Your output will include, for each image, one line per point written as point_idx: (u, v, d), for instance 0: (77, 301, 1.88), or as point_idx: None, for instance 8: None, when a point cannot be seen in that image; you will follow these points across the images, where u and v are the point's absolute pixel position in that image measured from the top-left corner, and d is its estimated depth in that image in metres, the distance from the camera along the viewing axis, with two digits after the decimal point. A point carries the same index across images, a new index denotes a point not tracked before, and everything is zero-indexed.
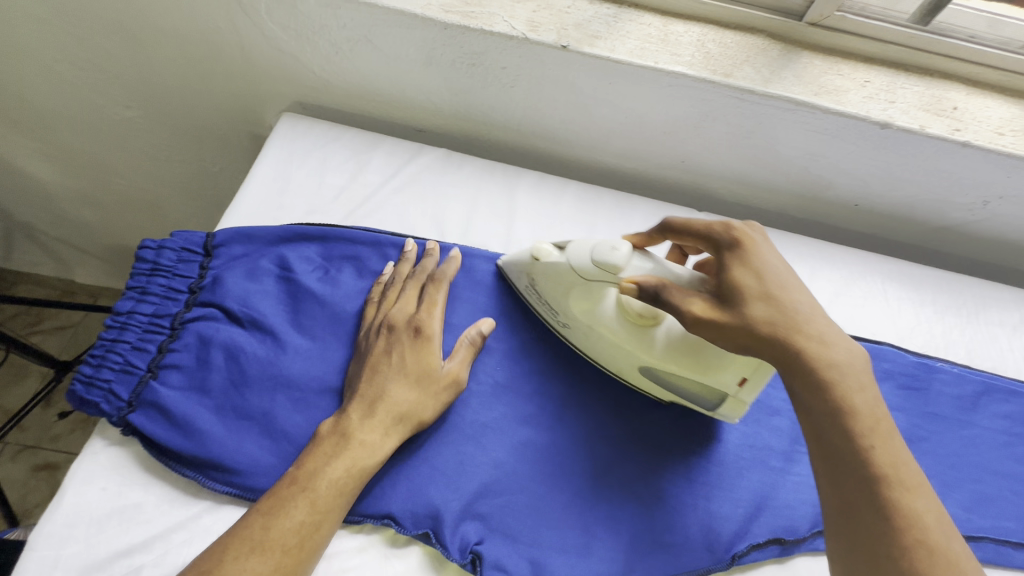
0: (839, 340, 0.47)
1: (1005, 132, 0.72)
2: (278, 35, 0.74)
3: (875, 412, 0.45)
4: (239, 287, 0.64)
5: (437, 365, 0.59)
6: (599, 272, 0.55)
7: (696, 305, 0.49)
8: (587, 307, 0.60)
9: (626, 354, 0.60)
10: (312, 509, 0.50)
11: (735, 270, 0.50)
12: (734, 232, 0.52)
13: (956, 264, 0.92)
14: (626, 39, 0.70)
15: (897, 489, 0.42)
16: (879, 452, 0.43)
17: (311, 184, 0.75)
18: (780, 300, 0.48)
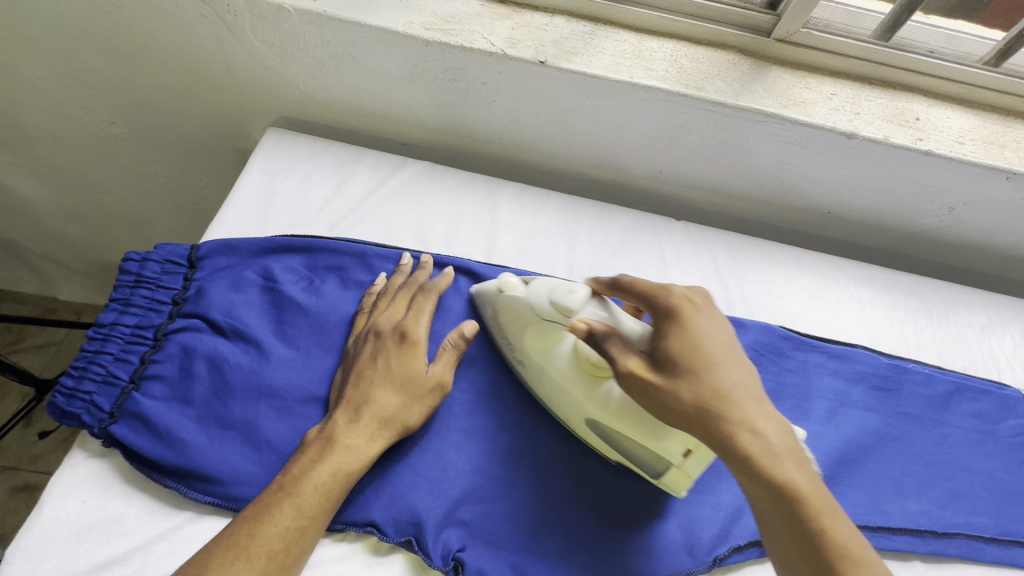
0: (767, 416, 0.46)
1: (965, 141, 0.77)
2: (263, 53, 0.74)
3: (812, 485, 0.44)
4: (223, 298, 0.59)
5: (420, 371, 0.57)
6: (553, 313, 0.55)
7: (630, 360, 0.50)
8: (541, 347, 0.57)
9: (575, 404, 0.55)
10: (298, 513, 0.47)
11: (671, 336, 0.50)
12: (675, 297, 0.52)
13: (926, 267, 0.98)
14: (602, 56, 0.74)
15: (850, 564, 0.40)
16: (829, 527, 0.42)
17: (296, 196, 0.72)
18: (704, 374, 0.47)
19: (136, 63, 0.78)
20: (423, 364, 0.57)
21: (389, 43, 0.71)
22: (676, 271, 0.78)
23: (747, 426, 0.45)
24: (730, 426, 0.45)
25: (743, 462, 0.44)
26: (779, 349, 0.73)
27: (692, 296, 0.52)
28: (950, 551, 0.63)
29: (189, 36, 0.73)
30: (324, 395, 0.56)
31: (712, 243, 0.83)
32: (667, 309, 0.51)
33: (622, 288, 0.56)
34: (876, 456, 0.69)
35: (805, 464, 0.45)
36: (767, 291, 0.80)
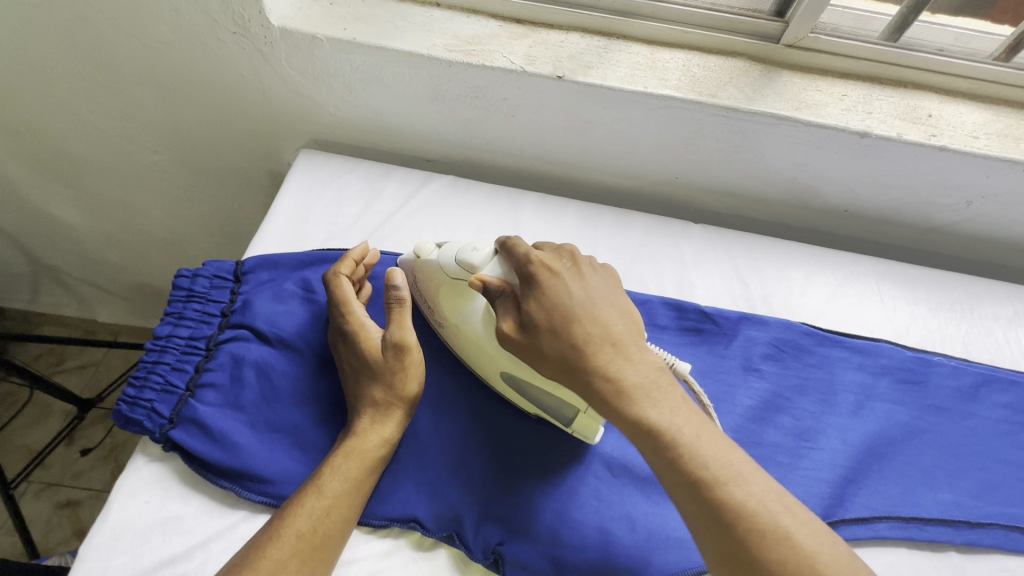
0: (625, 361, 0.50)
1: (980, 135, 0.79)
2: (296, 79, 0.79)
3: (673, 417, 0.47)
4: (268, 309, 0.62)
5: (382, 354, 0.57)
6: (462, 272, 0.56)
7: (506, 321, 0.53)
8: (457, 309, 0.59)
9: (489, 359, 0.58)
10: (320, 496, 0.50)
11: (534, 301, 0.52)
12: (531, 265, 0.54)
13: (948, 262, 0.98)
14: (617, 68, 0.77)
15: (714, 485, 0.44)
16: (701, 452, 0.46)
17: (330, 213, 0.76)
18: (564, 333, 0.51)
19: (177, 95, 0.84)
20: (370, 346, 0.57)
21: (413, 65, 0.75)
22: (695, 273, 0.80)
23: (605, 372, 0.49)
24: (595, 375, 0.49)
25: (611, 406, 0.49)
26: (803, 345, 0.74)
27: (552, 259, 0.55)
28: (985, 541, 0.63)
29: (226, 67, 0.78)
30: None
31: (731, 244, 0.84)
32: (525, 277, 0.54)
33: (507, 250, 0.56)
34: (905, 448, 0.69)
35: (667, 398, 0.49)
36: (787, 289, 0.81)
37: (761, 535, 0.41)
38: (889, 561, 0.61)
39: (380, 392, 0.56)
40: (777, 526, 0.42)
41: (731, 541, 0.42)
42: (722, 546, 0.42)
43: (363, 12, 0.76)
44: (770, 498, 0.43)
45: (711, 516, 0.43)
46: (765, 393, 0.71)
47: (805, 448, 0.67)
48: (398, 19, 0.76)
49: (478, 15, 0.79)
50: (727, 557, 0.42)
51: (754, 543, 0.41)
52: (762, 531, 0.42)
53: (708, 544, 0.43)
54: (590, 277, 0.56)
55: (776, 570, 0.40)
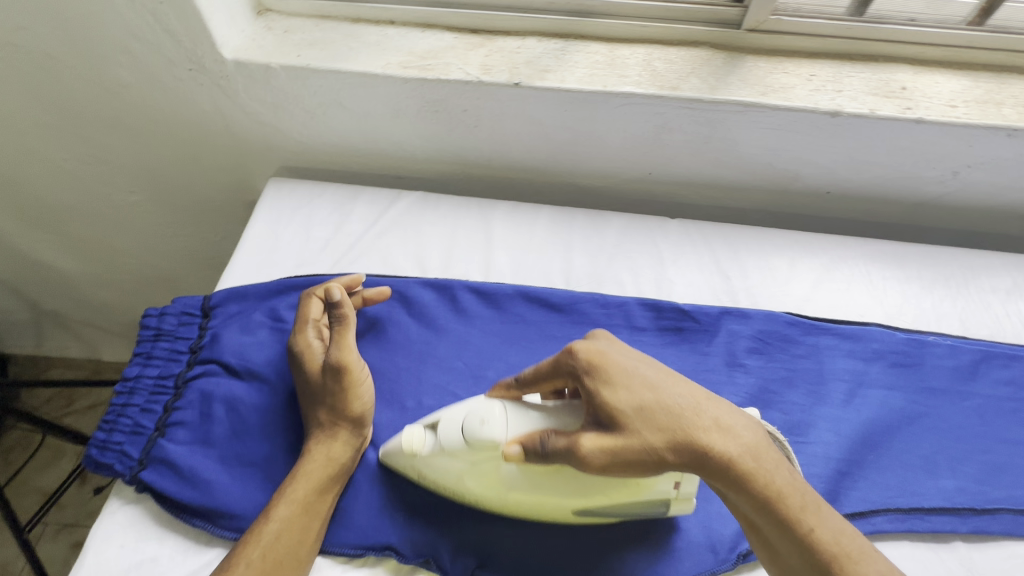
0: (734, 423, 0.46)
1: (958, 104, 0.76)
2: (258, 109, 0.79)
3: (794, 487, 0.45)
4: (236, 342, 0.62)
5: (327, 377, 0.57)
6: (479, 448, 0.50)
7: (583, 436, 0.46)
8: (489, 482, 0.52)
9: (554, 504, 0.53)
10: (269, 522, 0.51)
11: (604, 392, 0.48)
12: (580, 357, 0.50)
13: (943, 235, 0.94)
14: (575, 69, 0.76)
15: (848, 563, 0.42)
16: (818, 535, 0.43)
17: (299, 239, 0.76)
18: (659, 406, 0.46)
19: (146, 135, 0.85)
20: (314, 366, 0.58)
21: (370, 85, 0.75)
22: (674, 269, 0.78)
23: (722, 440, 0.45)
24: (711, 448, 0.44)
25: (733, 478, 0.44)
26: (788, 335, 0.72)
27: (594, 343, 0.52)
28: (993, 527, 0.60)
29: (189, 103, 0.79)
30: None
31: (710, 237, 0.82)
32: (584, 367, 0.50)
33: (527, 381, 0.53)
34: (902, 435, 0.66)
35: (780, 461, 0.46)
36: (771, 278, 0.79)
37: None
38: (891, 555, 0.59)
39: (326, 414, 0.56)
40: None
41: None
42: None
43: (317, 37, 0.76)
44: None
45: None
46: (752, 388, 0.69)
47: (796, 444, 0.65)
48: (352, 41, 0.76)
49: (433, 29, 0.79)
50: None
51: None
52: None
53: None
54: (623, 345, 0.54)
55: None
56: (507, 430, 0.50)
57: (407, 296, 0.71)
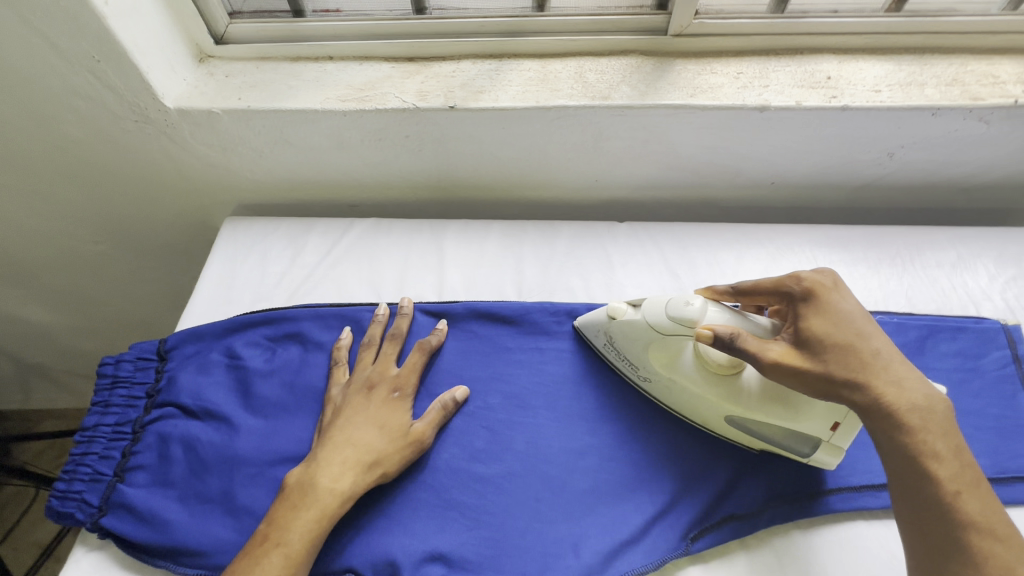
0: (915, 383, 0.49)
1: (882, 88, 0.78)
2: (207, 152, 0.82)
3: (954, 457, 0.47)
4: (192, 383, 0.64)
5: (408, 421, 0.62)
6: (676, 327, 0.57)
7: (775, 349, 0.52)
8: (667, 360, 0.61)
9: (712, 407, 0.60)
10: (287, 562, 0.51)
11: (813, 318, 0.53)
12: (809, 285, 0.55)
13: (891, 214, 0.97)
14: (509, 87, 0.78)
15: (977, 533, 0.45)
16: (965, 500, 0.46)
17: (255, 275, 0.78)
18: (854, 347, 0.51)
19: (103, 186, 0.87)
20: (407, 419, 0.62)
21: (312, 121, 0.77)
22: (624, 272, 0.80)
23: (899, 395, 0.48)
24: (880, 393, 0.48)
25: (896, 422, 0.48)
26: None
27: (829, 280, 0.56)
28: None
29: (140, 152, 0.81)
30: (293, 451, 0.61)
31: (659, 238, 0.84)
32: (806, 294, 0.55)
33: (744, 290, 0.60)
34: None
35: (952, 435, 0.48)
36: (718, 272, 0.81)
37: None
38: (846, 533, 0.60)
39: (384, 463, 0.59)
40: None
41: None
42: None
43: (258, 79, 0.79)
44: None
45: (967, 557, 0.44)
46: None
47: None
48: (292, 80, 0.79)
49: (370, 61, 0.82)
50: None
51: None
52: None
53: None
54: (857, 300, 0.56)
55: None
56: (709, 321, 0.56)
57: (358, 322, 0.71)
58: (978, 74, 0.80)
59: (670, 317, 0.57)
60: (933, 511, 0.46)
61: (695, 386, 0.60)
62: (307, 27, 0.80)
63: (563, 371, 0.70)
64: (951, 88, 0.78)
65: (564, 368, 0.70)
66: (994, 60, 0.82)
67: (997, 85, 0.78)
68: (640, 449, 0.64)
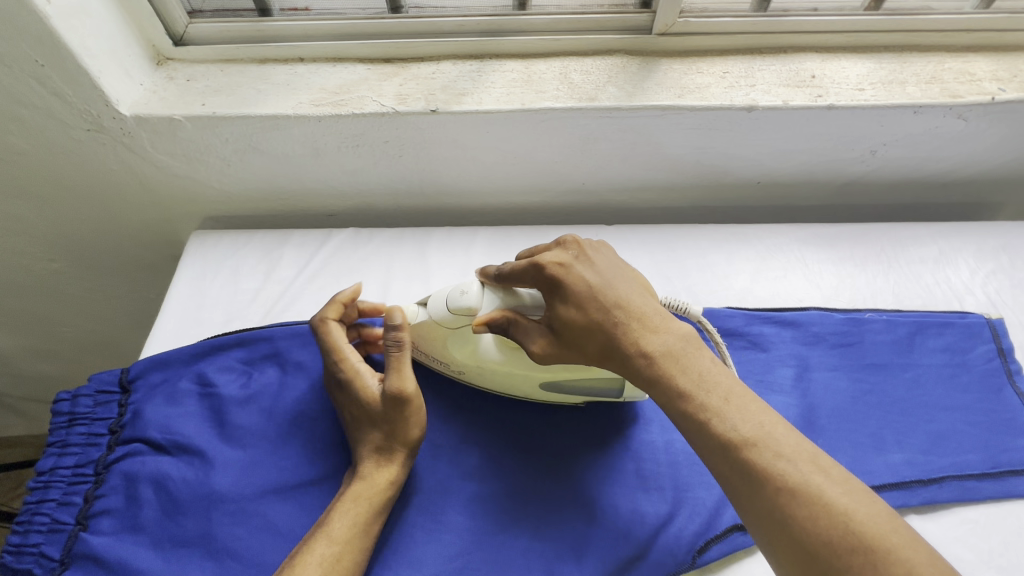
0: (657, 328, 0.50)
1: (865, 86, 0.78)
2: (169, 162, 0.76)
3: (701, 382, 0.47)
4: (160, 415, 0.59)
5: (371, 395, 0.57)
6: (458, 318, 0.56)
7: (536, 341, 0.53)
8: (467, 351, 0.59)
9: (526, 377, 0.59)
10: (331, 542, 0.50)
11: (558, 302, 0.52)
12: (545, 266, 0.53)
13: (872, 211, 0.98)
14: (492, 89, 0.75)
15: (744, 448, 0.43)
16: (716, 423, 0.45)
17: (227, 293, 0.74)
18: (595, 324, 0.50)
19: (53, 202, 0.80)
20: (370, 391, 0.57)
21: (283, 127, 0.72)
22: None
23: (638, 349, 0.49)
24: (628, 354, 0.49)
25: (647, 370, 0.48)
26: (729, 331, 0.73)
27: (563, 255, 0.54)
28: (943, 496, 0.62)
29: (94, 164, 0.75)
30: (274, 483, 0.57)
31: (649, 241, 0.83)
32: (544, 279, 0.53)
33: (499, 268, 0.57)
34: (849, 415, 0.68)
35: (696, 361, 0.48)
36: (710, 274, 0.80)
37: (792, 495, 0.40)
38: None
39: (382, 438, 0.56)
40: (811, 485, 0.41)
41: (765, 504, 0.41)
42: (754, 507, 0.42)
43: (223, 82, 0.74)
44: (800, 458, 0.42)
45: (748, 483, 0.42)
46: None
47: None
48: (259, 83, 0.74)
49: (344, 62, 0.78)
50: (764, 522, 0.41)
51: (788, 502, 0.40)
52: (792, 491, 0.41)
53: (750, 512, 0.42)
54: (597, 259, 0.54)
55: (811, 530, 0.39)
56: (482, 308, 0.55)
57: None
58: (956, 71, 0.81)
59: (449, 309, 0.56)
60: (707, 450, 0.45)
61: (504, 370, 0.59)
62: (274, 26, 0.75)
63: None
64: (932, 86, 0.79)
65: None
66: (970, 58, 0.83)
67: (974, 83, 0.79)
68: (641, 459, 0.61)
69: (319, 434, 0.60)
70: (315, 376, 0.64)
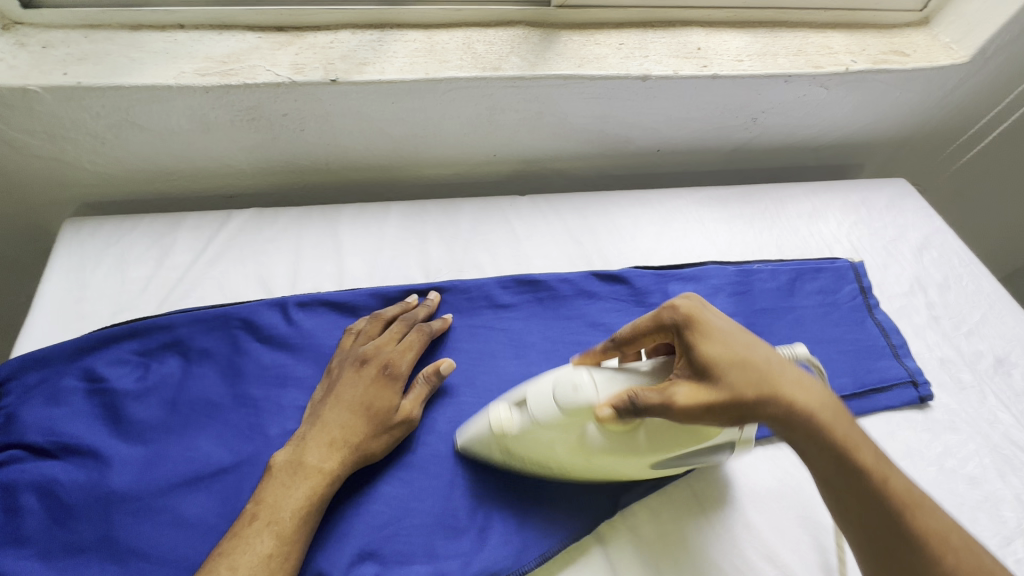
0: (813, 381, 0.49)
1: (743, 58, 0.86)
2: (28, 141, 0.68)
3: (866, 443, 0.48)
4: (42, 416, 0.55)
5: (394, 402, 0.59)
6: (571, 417, 0.50)
7: (683, 392, 0.47)
8: (578, 453, 0.53)
9: (637, 463, 0.54)
10: (278, 540, 0.49)
11: (705, 344, 0.49)
12: (684, 311, 0.52)
13: (757, 174, 1.08)
14: (394, 59, 0.73)
15: (912, 514, 0.45)
16: (889, 487, 0.46)
17: (112, 282, 0.67)
18: (755, 363, 0.48)
19: None
20: (394, 397, 0.59)
21: (165, 100, 0.67)
22: (529, 244, 0.80)
23: (807, 402, 0.47)
24: (795, 402, 0.47)
25: (812, 429, 0.47)
26: (639, 291, 0.76)
27: (693, 300, 0.53)
28: None
29: None
30: (181, 475, 0.53)
31: (560, 207, 0.86)
32: (688, 323, 0.51)
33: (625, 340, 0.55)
34: None
35: (852, 421, 0.49)
36: (621, 238, 0.84)
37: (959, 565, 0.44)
38: (750, 461, 0.64)
39: (366, 439, 0.56)
40: (970, 555, 0.45)
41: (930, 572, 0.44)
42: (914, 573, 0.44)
43: (88, 50, 0.66)
44: (954, 530, 0.46)
45: (915, 549, 0.44)
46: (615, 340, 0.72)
47: None
48: (133, 51, 0.67)
49: (232, 30, 0.73)
50: None
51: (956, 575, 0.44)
52: (959, 560, 0.44)
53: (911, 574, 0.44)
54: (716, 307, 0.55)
55: None
56: (599, 392, 0.50)
57: (251, 321, 0.63)
58: (817, 45, 0.90)
59: (556, 404, 0.51)
60: (870, 513, 0.46)
61: (614, 459, 0.53)
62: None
63: (483, 346, 0.69)
64: (798, 58, 0.88)
65: (479, 344, 0.69)
66: (829, 33, 0.93)
67: (832, 55, 0.89)
68: None
69: (232, 420, 0.58)
70: (223, 363, 0.61)
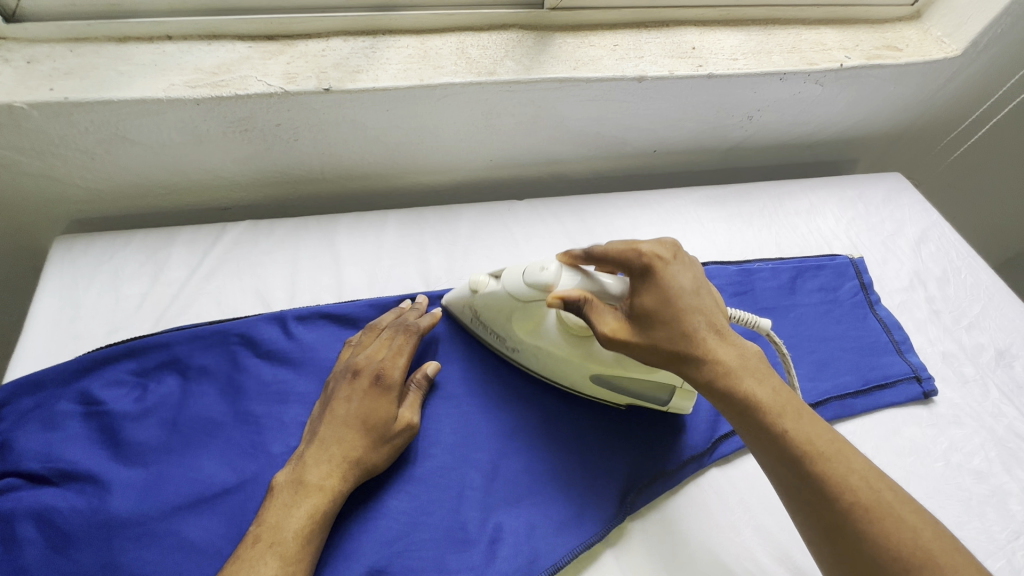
0: (732, 338, 0.50)
1: (738, 56, 0.85)
2: (15, 159, 0.66)
3: (777, 397, 0.47)
4: (38, 443, 0.53)
5: (392, 412, 0.57)
6: (532, 293, 0.56)
7: (609, 323, 0.51)
8: (530, 328, 0.59)
9: (576, 367, 0.59)
10: (283, 562, 0.47)
11: (644, 293, 0.51)
12: (645, 255, 0.52)
13: (754, 172, 1.07)
14: (388, 66, 0.72)
15: (821, 463, 0.44)
16: (794, 435, 0.45)
17: (107, 301, 0.66)
18: (675, 315, 0.50)
19: None
20: (392, 407, 0.57)
21: (155, 113, 0.65)
22: (529, 249, 0.80)
23: (715, 356, 0.48)
24: (701, 354, 0.48)
25: (717, 380, 0.48)
26: None
27: (661, 250, 0.53)
28: (827, 417, 0.70)
29: None
30: (184, 497, 0.52)
31: (558, 211, 0.85)
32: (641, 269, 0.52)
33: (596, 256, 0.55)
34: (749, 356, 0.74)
35: (768, 376, 0.48)
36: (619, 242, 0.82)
37: (869, 515, 0.41)
38: (758, 463, 0.64)
39: (367, 452, 0.54)
40: (887, 506, 0.42)
41: (837, 521, 0.42)
42: (819, 521, 0.43)
43: (74, 64, 0.65)
44: (873, 481, 0.43)
45: (818, 497, 0.43)
46: None
47: None
48: (120, 64, 0.66)
49: (221, 40, 0.71)
50: (831, 536, 0.42)
51: (865, 524, 0.41)
52: (870, 511, 0.41)
53: (817, 521, 0.43)
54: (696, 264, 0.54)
55: (886, 549, 0.40)
56: (563, 282, 0.55)
57: (251, 337, 0.63)
58: (812, 42, 0.90)
59: (527, 284, 0.56)
60: (775, 462, 0.45)
61: (558, 351, 0.59)
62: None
63: (485, 353, 0.68)
64: (793, 55, 0.87)
65: (482, 352, 0.68)
66: (823, 30, 0.93)
67: (826, 52, 0.89)
68: (567, 421, 0.64)
69: (234, 438, 0.57)
70: (223, 380, 0.60)
